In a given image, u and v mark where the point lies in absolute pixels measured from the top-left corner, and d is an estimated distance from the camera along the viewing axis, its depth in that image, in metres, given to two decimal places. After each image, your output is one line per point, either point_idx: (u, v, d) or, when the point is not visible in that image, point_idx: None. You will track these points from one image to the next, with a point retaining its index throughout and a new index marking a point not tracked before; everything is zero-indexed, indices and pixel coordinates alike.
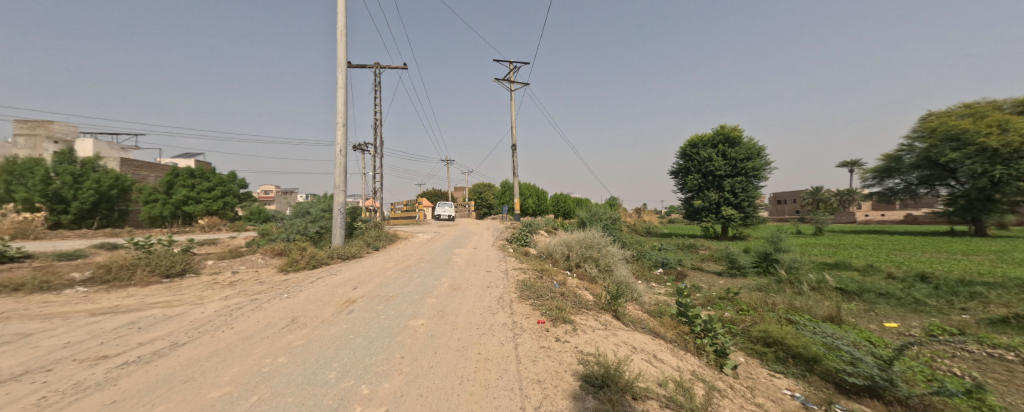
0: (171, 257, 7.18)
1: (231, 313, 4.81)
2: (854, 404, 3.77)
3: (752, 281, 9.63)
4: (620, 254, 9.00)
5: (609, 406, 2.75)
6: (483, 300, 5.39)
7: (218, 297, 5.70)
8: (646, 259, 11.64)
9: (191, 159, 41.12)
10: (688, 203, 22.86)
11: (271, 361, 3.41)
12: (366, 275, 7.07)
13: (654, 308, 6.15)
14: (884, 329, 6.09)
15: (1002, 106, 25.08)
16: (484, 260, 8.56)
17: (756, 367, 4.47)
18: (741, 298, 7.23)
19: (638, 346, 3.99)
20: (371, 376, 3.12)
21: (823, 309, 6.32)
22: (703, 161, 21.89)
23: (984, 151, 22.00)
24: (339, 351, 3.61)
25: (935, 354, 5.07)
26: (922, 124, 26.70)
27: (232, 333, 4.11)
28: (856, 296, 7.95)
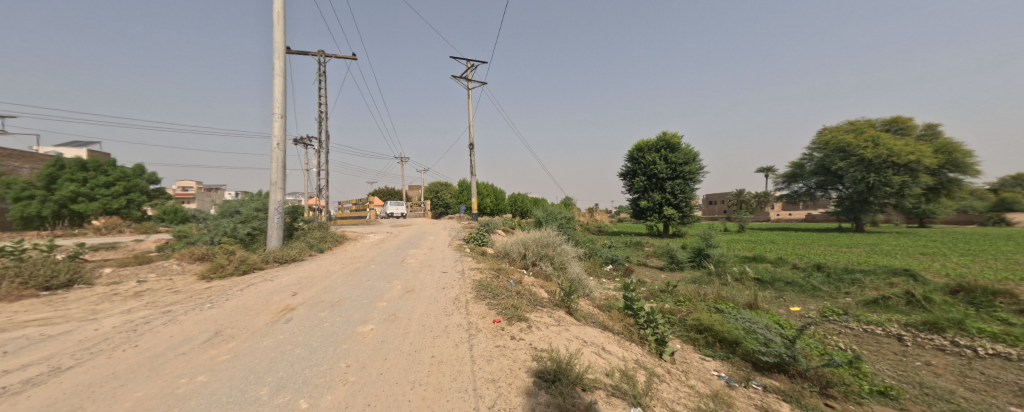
0: (51, 265, 6.01)
1: (136, 329, 4.15)
2: (765, 379, 4.31)
3: (688, 275, 10.52)
4: (574, 252, 9.32)
5: (561, 399, 2.85)
6: (436, 302, 5.25)
7: (119, 310, 4.87)
8: (597, 256, 12.07)
9: (84, 148, 35.01)
10: (634, 203, 24.27)
11: (187, 381, 3.00)
12: (307, 279, 6.52)
13: (604, 302, 6.47)
14: (789, 312, 7.09)
15: (877, 124, 30.33)
16: (439, 261, 8.32)
17: (689, 352, 4.91)
18: (679, 290, 7.87)
19: (587, 340, 4.18)
20: (312, 389, 2.89)
21: (743, 297, 7.13)
22: (648, 164, 23.45)
23: (865, 161, 26.38)
24: (274, 364, 3.30)
25: (829, 332, 5.97)
26: (821, 137, 31.24)
27: (136, 352, 3.55)
28: (769, 285, 9.09)
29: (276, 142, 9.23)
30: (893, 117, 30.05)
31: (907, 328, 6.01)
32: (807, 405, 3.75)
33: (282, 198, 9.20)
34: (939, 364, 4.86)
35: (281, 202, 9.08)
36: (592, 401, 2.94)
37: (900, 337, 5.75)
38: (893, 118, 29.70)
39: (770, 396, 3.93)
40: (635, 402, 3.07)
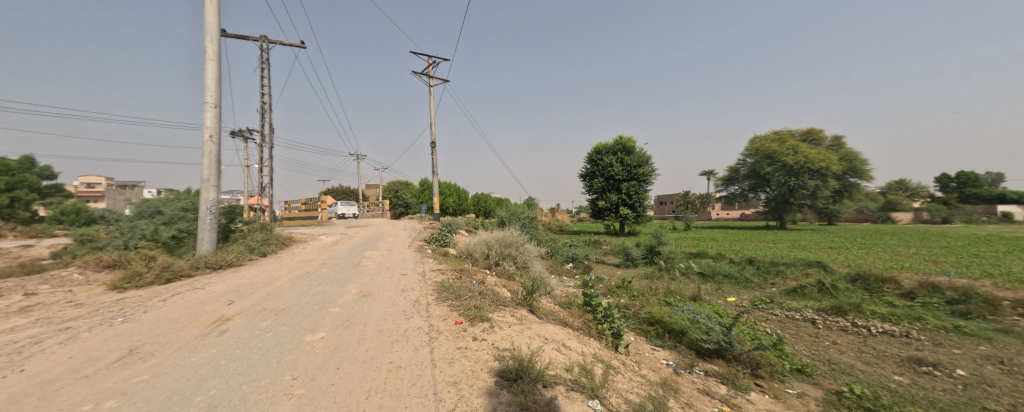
0: None
1: (25, 350, 3.50)
2: (707, 365, 4.70)
3: (641, 270, 11.11)
4: (536, 252, 9.40)
5: (523, 397, 2.88)
6: (394, 305, 5.04)
7: (1, 329, 4.08)
8: (559, 254, 12.27)
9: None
10: (593, 203, 25.10)
11: (93, 408, 2.59)
12: (245, 286, 5.93)
13: (564, 300, 6.62)
14: (725, 302, 7.81)
15: (796, 134, 34.38)
16: (398, 263, 7.98)
17: (642, 343, 5.21)
18: (634, 286, 8.26)
19: (547, 338, 4.26)
20: (252, 406, 2.64)
21: (689, 291, 7.69)
22: (606, 166, 24.45)
23: (788, 167, 29.84)
24: (205, 381, 2.96)
25: (759, 319, 6.67)
26: (752, 145, 34.68)
27: (24, 377, 2.99)
28: (710, 278, 9.91)
29: (208, 134, 8.27)
30: (808, 129, 34.27)
31: (821, 313, 6.88)
32: (741, 387, 4.16)
33: (216, 197, 8.35)
34: (846, 343, 5.63)
35: (215, 202, 8.25)
36: (552, 397, 3.01)
37: (814, 320, 6.59)
38: (809, 130, 33.88)
39: (710, 380, 4.30)
40: (593, 394, 3.19)
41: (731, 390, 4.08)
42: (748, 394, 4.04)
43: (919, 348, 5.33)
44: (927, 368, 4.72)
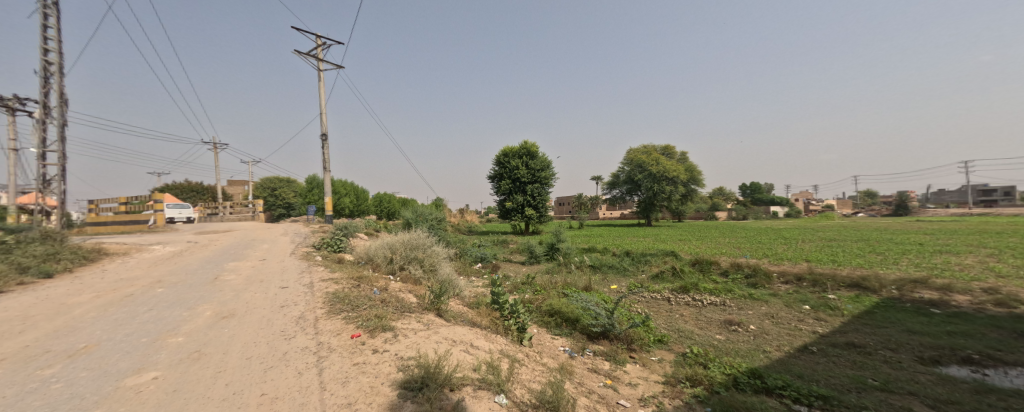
0: None
1: None
2: (594, 346, 5.30)
3: (542, 266, 11.74)
4: (446, 254, 9.09)
5: (428, 405, 2.85)
6: (268, 325, 4.34)
7: None
8: (467, 255, 12.08)
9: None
10: (500, 204, 25.52)
11: None
12: (21, 323, 4.33)
13: (473, 300, 6.62)
14: (609, 290, 8.87)
15: (658, 149, 41.18)
16: (274, 275, 6.84)
17: (543, 334, 5.59)
18: (537, 281, 8.73)
19: (455, 339, 4.24)
20: None
21: (581, 282, 8.45)
22: (511, 169, 25.20)
23: (653, 174, 35.48)
24: None
25: (633, 302, 7.80)
26: (627, 155, 40.10)
27: None
28: (599, 269, 11.13)
29: None
30: (665, 145, 41.39)
31: (675, 293, 8.40)
32: (620, 361, 4.83)
33: None
34: (692, 315, 7.01)
35: None
36: (459, 401, 3.03)
37: (670, 298, 8.04)
38: (666, 146, 41.03)
39: (596, 358, 4.90)
40: (499, 389, 3.33)
41: (612, 364, 4.73)
42: (624, 366, 4.73)
43: (735, 313, 6.99)
44: (737, 327, 6.25)
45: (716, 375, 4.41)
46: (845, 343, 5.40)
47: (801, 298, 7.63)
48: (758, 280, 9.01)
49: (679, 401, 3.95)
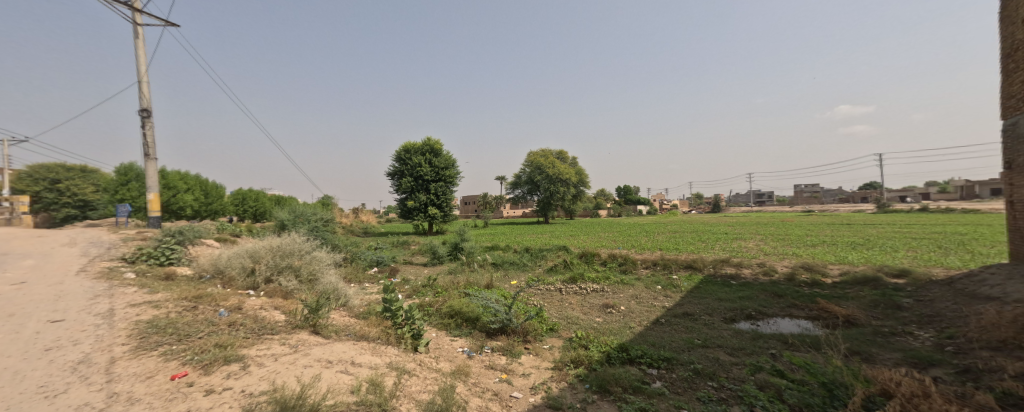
0: None
1: None
2: (493, 342, 5.51)
3: (446, 267, 11.64)
4: (331, 259, 8.60)
5: None
6: (14, 382, 3.27)
7: None
8: (362, 260, 11.20)
9: None
10: (401, 203, 24.56)
11: None
12: None
13: (363, 309, 6.43)
14: (510, 285, 9.26)
15: (554, 153, 43.78)
16: (37, 303, 5.08)
17: (443, 338, 5.60)
18: (439, 283, 8.68)
19: (332, 358, 4.12)
20: None
21: (484, 280, 8.66)
22: (414, 166, 24.47)
23: (551, 176, 38.51)
24: None
25: (529, 295, 8.28)
26: (527, 158, 41.79)
27: None
28: (501, 266, 11.49)
29: None
30: (560, 150, 44.35)
31: (565, 283, 9.24)
32: (516, 353, 5.12)
33: None
34: (577, 302, 7.83)
35: None
36: None
37: (561, 288, 8.79)
38: (561, 151, 43.88)
39: (494, 354, 5.12)
40: (381, 408, 3.29)
41: (508, 358, 4.98)
42: (519, 358, 5.03)
43: (610, 297, 8.21)
44: (611, 309, 7.31)
45: (595, 354, 5.05)
46: (681, 313, 7.11)
47: (656, 281, 9.56)
48: (627, 267, 10.82)
49: (564, 383, 4.39)
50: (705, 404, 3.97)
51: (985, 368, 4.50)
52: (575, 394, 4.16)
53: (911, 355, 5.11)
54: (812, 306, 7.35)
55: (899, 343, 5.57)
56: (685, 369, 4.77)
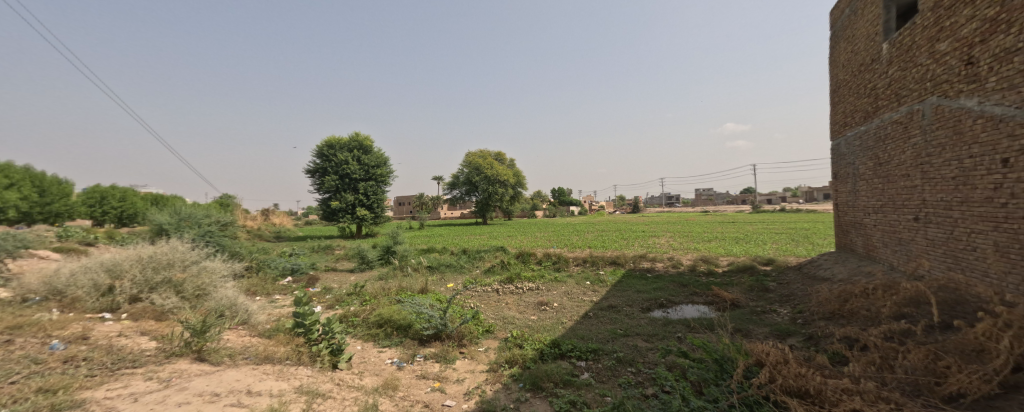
0: None
1: None
2: (426, 349, 5.44)
3: (376, 272, 11.17)
4: (227, 268, 7.47)
5: None
6: None
7: None
8: (271, 268, 10.07)
9: None
10: (325, 203, 23.29)
11: None
12: None
13: (268, 326, 5.85)
14: (446, 289, 9.18)
15: (493, 155, 43.98)
16: None
17: (369, 350, 5.39)
18: (367, 290, 8.34)
19: (219, 391, 3.50)
20: None
21: (418, 284, 8.51)
22: (339, 163, 23.38)
23: (489, 177, 38.71)
24: None
25: (467, 297, 8.22)
26: (466, 158, 41.47)
27: None
28: (437, 269, 11.36)
29: None
30: (499, 152, 44.63)
31: (502, 284, 9.40)
32: (450, 359, 5.07)
33: None
34: (514, 301, 7.99)
35: None
36: None
37: (498, 289, 8.91)
38: (500, 153, 44.32)
39: (426, 362, 5.03)
40: None
41: (441, 365, 4.93)
42: (454, 363, 5.00)
43: (545, 295, 8.46)
44: (545, 306, 7.55)
45: (529, 352, 5.18)
46: (606, 306, 7.49)
47: (586, 277, 10.04)
48: (561, 265, 11.26)
49: (499, 384, 4.46)
50: (625, 389, 4.30)
51: (822, 334, 5.65)
52: (509, 395, 4.24)
53: (776, 329, 6.19)
54: (709, 293, 8.29)
55: (769, 319, 6.73)
56: (610, 358, 5.11)
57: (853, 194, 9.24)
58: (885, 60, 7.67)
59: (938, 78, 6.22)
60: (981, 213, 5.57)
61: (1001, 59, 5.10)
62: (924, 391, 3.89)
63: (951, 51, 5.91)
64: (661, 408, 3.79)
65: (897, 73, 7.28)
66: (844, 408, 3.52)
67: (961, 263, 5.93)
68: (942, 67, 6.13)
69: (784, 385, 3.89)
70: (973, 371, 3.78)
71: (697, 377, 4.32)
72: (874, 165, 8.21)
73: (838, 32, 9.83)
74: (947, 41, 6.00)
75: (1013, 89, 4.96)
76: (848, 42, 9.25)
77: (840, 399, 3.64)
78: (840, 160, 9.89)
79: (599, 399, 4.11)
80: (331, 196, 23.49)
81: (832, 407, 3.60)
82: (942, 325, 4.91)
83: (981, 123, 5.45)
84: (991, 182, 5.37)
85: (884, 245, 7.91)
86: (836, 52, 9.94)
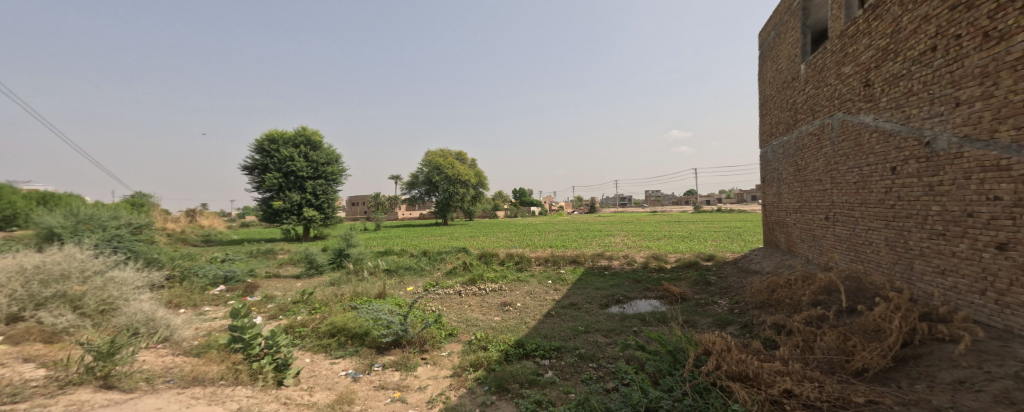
0: None
1: None
2: (384, 358, 5.22)
3: (327, 278, 10.58)
4: (143, 279, 6.72)
5: None
6: None
7: None
8: (199, 276, 9.11)
9: None
10: (267, 203, 21.83)
11: None
12: None
13: (193, 342, 5.30)
14: (406, 292, 8.91)
15: (453, 154, 43.44)
16: None
17: (320, 362, 5.07)
18: (316, 297, 7.89)
19: None
20: None
21: (375, 289, 8.18)
22: (283, 159, 21.89)
23: (450, 177, 38.25)
24: None
25: (428, 301, 8.01)
26: (426, 157, 40.67)
27: None
28: (395, 272, 11.00)
29: None
30: (460, 151, 44.24)
31: (465, 285, 9.25)
32: (411, 367, 4.90)
33: None
34: (477, 303, 7.88)
35: None
36: None
37: (460, 290, 8.77)
38: (460, 152, 43.87)
39: (385, 372, 4.82)
40: None
41: (401, 374, 4.75)
42: (415, 371, 4.84)
43: (508, 295, 8.43)
44: (509, 306, 7.52)
45: (494, 354, 5.12)
46: (568, 304, 7.61)
47: (547, 276, 10.16)
48: (523, 264, 11.29)
49: (463, 389, 4.35)
50: (587, 384, 4.35)
51: (755, 322, 6.07)
52: (474, 399, 4.16)
53: (717, 319, 6.58)
54: (659, 287, 8.67)
55: (710, 310, 7.13)
56: (572, 355, 5.17)
57: (777, 196, 10.03)
58: (803, 78, 8.39)
59: (844, 96, 6.89)
60: (874, 213, 6.20)
61: (890, 83, 5.71)
62: (836, 368, 4.26)
63: (853, 74, 6.56)
64: (623, 402, 3.85)
65: (812, 91, 7.99)
66: (778, 388, 3.81)
67: (859, 257, 6.57)
68: (846, 88, 6.79)
69: (728, 370, 4.11)
70: (874, 348, 4.24)
71: (653, 369, 4.45)
72: (794, 172, 8.98)
73: (766, 51, 10.62)
74: (850, 65, 6.65)
75: (899, 108, 5.57)
76: (774, 61, 10.02)
77: (775, 380, 3.93)
78: (768, 165, 10.71)
79: (564, 396, 4.13)
80: (275, 194, 22.11)
81: (767, 388, 3.87)
82: (848, 310, 5.46)
83: (876, 137, 6.07)
84: (882, 187, 6.00)
85: (802, 241, 8.65)
86: (765, 69, 10.74)
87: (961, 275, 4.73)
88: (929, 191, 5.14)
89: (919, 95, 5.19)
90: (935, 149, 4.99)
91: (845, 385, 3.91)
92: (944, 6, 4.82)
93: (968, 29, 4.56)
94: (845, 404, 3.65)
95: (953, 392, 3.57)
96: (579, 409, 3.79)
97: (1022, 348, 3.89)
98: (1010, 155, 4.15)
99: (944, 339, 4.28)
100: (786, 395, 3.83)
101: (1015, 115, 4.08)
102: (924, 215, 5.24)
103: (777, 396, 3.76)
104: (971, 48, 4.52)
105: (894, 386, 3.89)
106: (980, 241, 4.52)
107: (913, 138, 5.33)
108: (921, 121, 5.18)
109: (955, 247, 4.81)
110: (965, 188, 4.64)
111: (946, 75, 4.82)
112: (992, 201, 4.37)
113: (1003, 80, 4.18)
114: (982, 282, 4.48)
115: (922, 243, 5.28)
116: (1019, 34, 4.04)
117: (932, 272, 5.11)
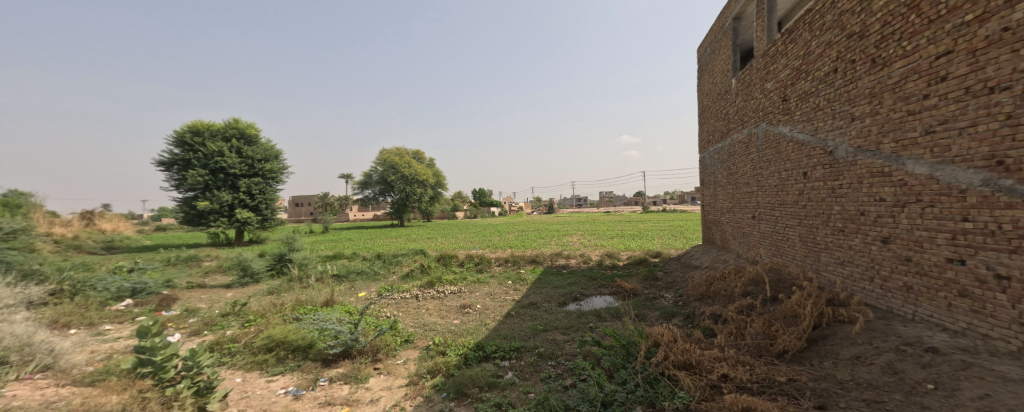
0: None
1: None
2: (331, 371, 4.93)
3: (264, 286, 9.86)
4: (12, 296, 5.83)
5: None
6: None
7: None
8: (100, 290, 8.08)
9: None
10: (192, 203, 20.06)
11: None
12: None
13: (83, 368, 4.71)
14: (358, 298, 8.55)
15: (410, 153, 42.47)
16: None
17: (254, 381, 4.70)
18: (250, 308, 7.31)
19: None
20: None
21: (321, 297, 7.73)
22: (211, 154, 20.20)
23: (405, 176, 37.24)
24: None
25: (382, 307, 7.70)
26: (381, 156, 39.31)
27: None
28: (345, 278, 10.50)
29: None
30: (416, 150, 43.26)
31: (422, 289, 8.99)
32: (362, 378, 4.68)
33: None
34: (434, 306, 7.70)
35: None
36: None
37: (418, 294, 8.53)
38: (417, 151, 42.97)
39: (332, 386, 4.56)
40: None
41: (351, 387, 4.51)
42: (367, 382, 4.62)
43: (467, 297, 8.31)
44: (468, 309, 7.41)
45: (452, 358, 5.01)
46: (527, 304, 7.63)
47: (506, 276, 10.16)
48: (483, 265, 11.23)
49: (420, 398, 4.21)
50: (546, 383, 4.37)
51: (697, 313, 6.44)
52: (432, 407, 4.04)
53: (664, 311, 6.89)
54: (613, 284, 8.92)
55: (658, 303, 7.46)
56: (532, 354, 5.18)
57: (714, 197, 10.69)
58: (734, 91, 9.01)
59: (766, 109, 7.46)
60: (790, 212, 6.76)
61: (803, 98, 6.25)
62: (763, 351, 4.63)
63: (774, 89, 7.13)
64: (581, 398, 3.90)
65: (741, 103, 8.61)
66: (716, 374, 4.07)
67: (779, 252, 7.15)
68: (768, 101, 7.37)
69: (674, 360, 4.30)
70: (792, 332, 4.64)
71: (608, 363, 4.55)
72: (727, 175, 9.64)
73: (704, 65, 11.26)
74: (771, 81, 7.22)
75: (809, 121, 6.13)
76: (710, 74, 10.64)
77: (713, 366, 4.18)
78: (706, 169, 11.39)
79: (523, 397, 4.13)
80: (202, 193, 20.34)
81: (707, 374, 4.11)
82: (771, 298, 5.96)
83: (792, 146, 6.63)
84: (796, 189, 6.57)
85: (734, 238, 9.30)
86: (703, 81, 11.40)
87: (856, 265, 5.25)
88: (832, 193, 5.68)
89: (825, 110, 5.73)
90: (836, 157, 5.52)
91: (769, 367, 4.23)
92: (843, 34, 5.37)
93: (860, 55, 5.09)
94: (772, 383, 3.96)
95: (852, 366, 3.98)
96: (537, 408, 3.80)
97: (901, 324, 4.40)
98: (891, 164, 4.66)
99: (844, 321, 4.73)
100: (723, 379, 4.10)
101: (894, 130, 4.59)
102: (828, 214, 5.78)
103: (716, 381, 4.00)
104: (862, 72, 5.05)
105: (807, 364, 4.28)
106: (869, 236, 5.04)
107: (820, 147, 5.87)
108: (826, 133, 5.71)
109: (852, 241, 5.33)
110: (858, 190, 5.16)
111: (844, 93, 5.34)
112: (878, 202, 4.88)
113: (886, 99, 4.70)
114: (871, 270, 5.00)
115: (827, 238, 5.82)
116: (898, 62, 4.55)
117: (834, 263, 5.67)
